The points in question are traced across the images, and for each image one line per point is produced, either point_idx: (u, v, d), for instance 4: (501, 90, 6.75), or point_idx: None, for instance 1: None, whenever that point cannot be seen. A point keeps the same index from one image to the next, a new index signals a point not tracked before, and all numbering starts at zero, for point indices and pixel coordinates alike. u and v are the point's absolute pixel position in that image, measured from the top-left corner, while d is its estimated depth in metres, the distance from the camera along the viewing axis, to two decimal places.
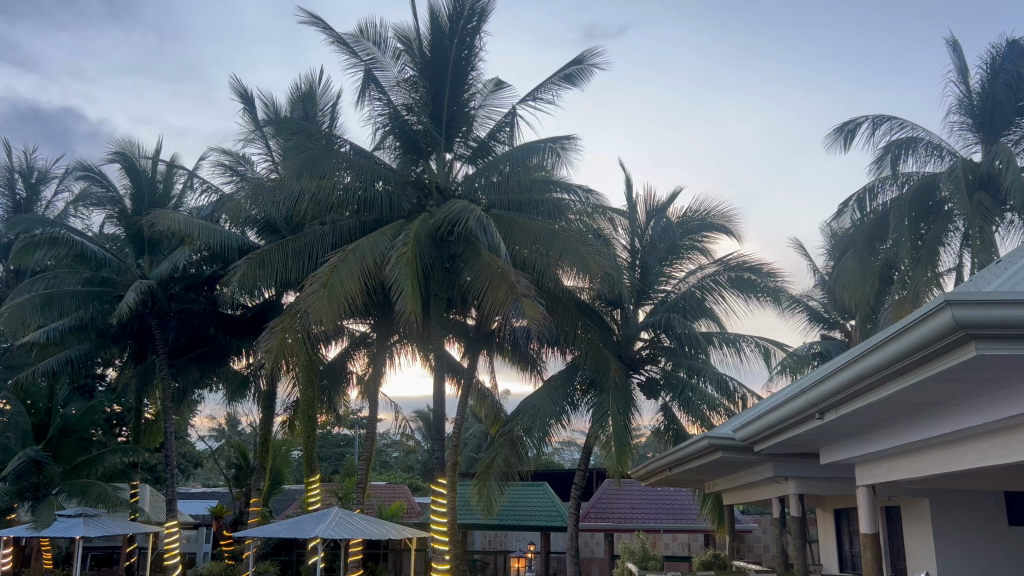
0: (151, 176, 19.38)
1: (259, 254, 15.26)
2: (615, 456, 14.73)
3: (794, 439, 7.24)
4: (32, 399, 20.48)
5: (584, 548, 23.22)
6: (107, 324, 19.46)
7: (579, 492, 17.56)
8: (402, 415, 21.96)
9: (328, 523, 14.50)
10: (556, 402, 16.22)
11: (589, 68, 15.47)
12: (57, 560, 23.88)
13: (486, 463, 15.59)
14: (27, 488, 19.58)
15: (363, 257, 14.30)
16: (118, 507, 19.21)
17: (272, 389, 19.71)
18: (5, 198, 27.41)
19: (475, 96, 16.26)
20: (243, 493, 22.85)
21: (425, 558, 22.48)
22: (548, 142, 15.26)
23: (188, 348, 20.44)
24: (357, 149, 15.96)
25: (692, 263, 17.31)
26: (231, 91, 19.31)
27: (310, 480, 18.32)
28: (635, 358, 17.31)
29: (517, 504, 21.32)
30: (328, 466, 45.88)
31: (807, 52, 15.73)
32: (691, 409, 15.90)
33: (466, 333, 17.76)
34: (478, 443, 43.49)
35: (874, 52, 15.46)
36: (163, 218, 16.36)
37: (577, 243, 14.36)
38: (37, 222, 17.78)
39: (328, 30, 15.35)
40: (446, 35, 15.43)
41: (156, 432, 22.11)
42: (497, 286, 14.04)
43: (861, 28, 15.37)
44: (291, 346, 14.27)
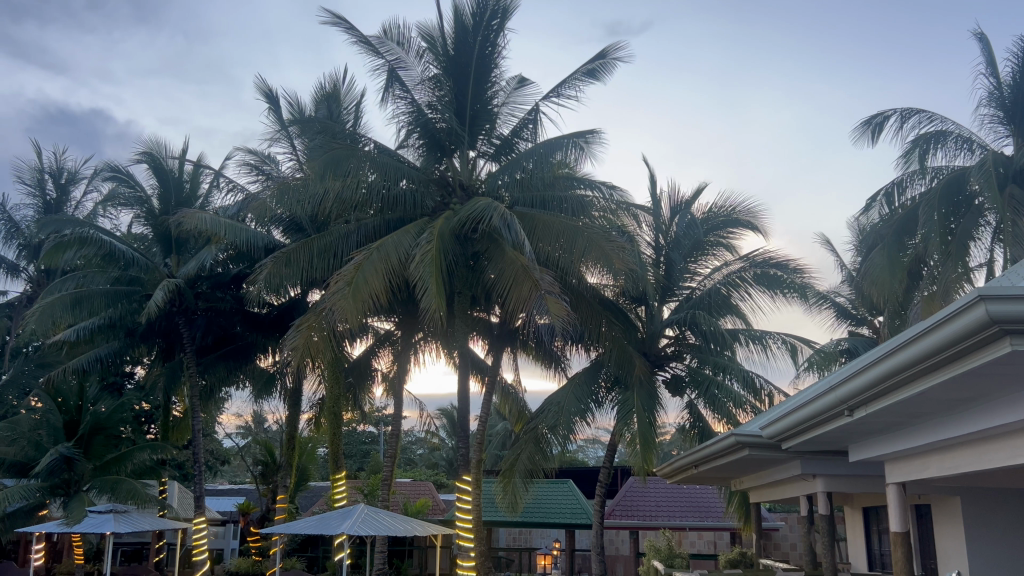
0: (178, 175, 19.60)
1: (285, 253, 15.36)
2: (641, 453, 14.58)
3: (821, 437, 7.16)
4: (62, 398, 20.54)
5: (609, 546, 23.23)
6: (135, 323, 19.71)
7: (605, 490, 17.37)
8: (427, 412, 22.02)
9: (355, 519, 14.59)
10: (580, 399, 16.11)
11: (612, 62, 15.40)
12: (88, 555, 24.26)
13: (511, 460, 15.62)
14: (59, 485, 19.87)
15: (387, 255, 14.34)
16: (147, 504, 19.45)
17: (298, 387, 19.87)
18: (36, 198, 28.40)
19: (498, 93, 16.26)
20: (270, 490, 23.05)
21: (450, 555, 22.54)
22: (572, 137, 15.24)
23: (215, 346, 20.65)
24: (381, 147, 16.04)
25: (718, 259, 17.21)
26: (255, 90, 19.52)
27: (336, 477, 18.42)
28: (659, 355, 17.23)
29: (542, 502, 21.31)
30: (353, 464, 46.29)
31: (821, 47, 15.63)
32: (717, 406, 15.81)
33: (490, 331, 17.71)
34: (503, 441, 43.72)
35: (888, 51, 15.36)
36: (190, 218, 16.53)
37: (600, 240, 14.31)
38: (68, 222, 17.91)
39: (351, 30, 15.41)
40: (469, 33, 15.52)
41: (184, 429, 22.33)
42: (522, 283, 14.06)
43: (870, 28, 15.27)
44: (316, 343, 14.36)
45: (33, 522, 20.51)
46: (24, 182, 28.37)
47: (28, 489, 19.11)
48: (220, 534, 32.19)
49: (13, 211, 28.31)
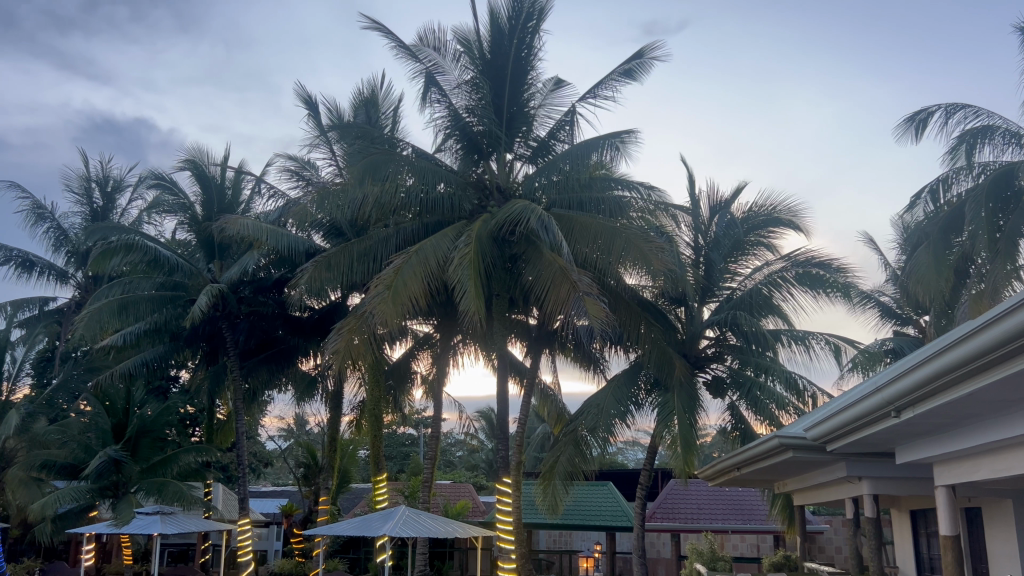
0: (220, 182, 19.91)
1: (325, 257, 15.54)
2: (682, 455, 14.45)
3: (867, 439, 7.04)
4: (109, 401, 21.01)
5: (651, 549, 23.06)
6: (180, 327, 20.05)
7: (646, 492, 17.23)
8: (466, 415, 22.09)
9: (395, 521, 14.68)
10: (620, 401, 16.03)
11: (650, 61, 15.32)
12: (137, 555, 24.76)
13: (551, 462, 15.61)
14: (107, 487, 20.30)
15: (426, 258, 14.42)
16: (193, 505, 19.78)
17: (339, 390, 20.06)
18: (84, 206, 29.02)
19: (534, 95, 16.28)
20: (313, 492, 23.32)
21: (491, 557, 22.59)
22: (608, 138, 15.22)
23: (257, 350, 20.92)
24: (419, 152, 16.15)
25: (759, 259, 17.03)
26: (295, 97, 19.77)
27: (377, 478, 18.53)
28: (700, 356, 17.07)
29: (582, 504, 21.25)
30: (394, 465, 46.68)
31: None
32: (760, 408, 15.66)
33: (529, 333, 17.72)
34: (542, 443, 43.75)
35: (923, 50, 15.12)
36: (233, 224, 16.79)
37: (638, 240, 14.25)
38: (113, 229, 18.29)
39: (389, 35, 15.53)
40: (505, 36, 15.57)
41: (228, 432, 22.65)
42: (560, 285, 14.05)
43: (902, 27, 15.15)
44: (357, 346, 14.48)
45: (83, 523, 20.96)
46: (72, 191, 29.05)
47: (77, 491, 19.55)
48: (264, 535, 32.63)
49: (63, 219, 29.05)
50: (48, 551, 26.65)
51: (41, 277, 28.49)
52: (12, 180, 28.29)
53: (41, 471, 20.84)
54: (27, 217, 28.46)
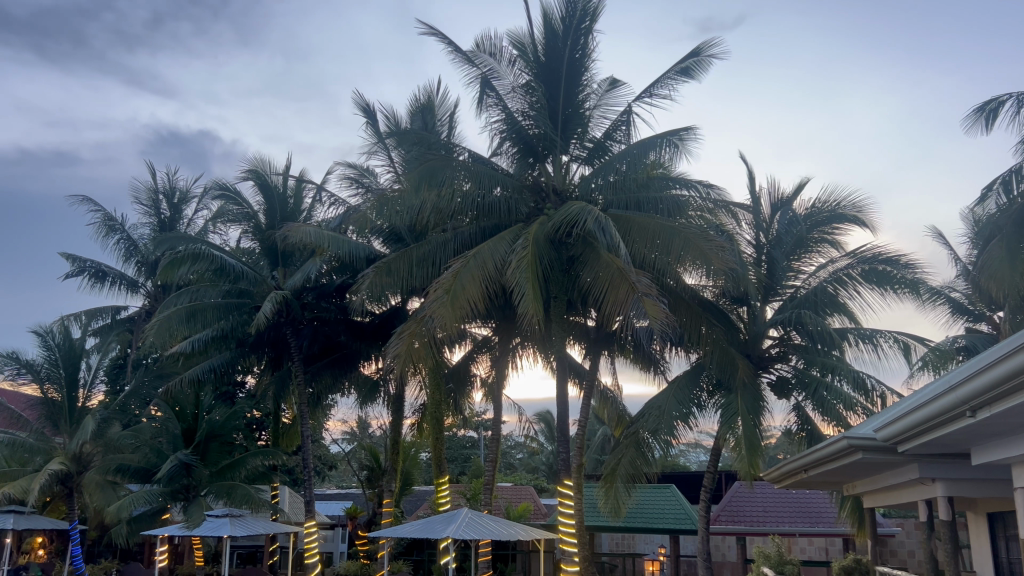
0: (282, 191, 20.34)
1: (385, 263, 15.72)
2: (746, 457, 14.22)
3: (940, 440, 6.84)
4: (179, 407, 21.60)
5: (715, 552, 22.42)
6: (245, 333, 20.52)
7: (710, 494, 16.96)
8: (526, 417, 22.13)
9: (458, 523, 14.71)
10: (682, 402, 15.83)
11: (707, 59, 15.15)
12: (208, 557, 25.42)
13: (612, 464, 15.55)
14: (179, 490, 20.85)
15: (484, 262, 14.49)
16: (261, 508, 20.18)
17: (400, 393, 20.26)
18: (152, 218, 29.90)
19: (590, 96, 16.26)
20: (377, 495, 23.66)
21: (553, 560, 22.58)
22: (665, 136, 15.12)
23: (321, 354, 21.29)
24: (475, 156, 16.24)
25: (823, 256, 16.65)
26: (353, 106, 20.10)
27: (440, 481, 18.64)
28: (763, 357, 16.77)
29: (645, 507, 21.09)
30: (455, 468, 47.05)
31: None
32: (827, 409, 15.31)
33: (587, 334, 17.62)
34: (602, 446, 43.61)
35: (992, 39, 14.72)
36: (296, 232, 17.09)
37: (698, 240, 14.08)
38: (181, 239, 18.84)
39: (445, 41, 15.66)
40: (559, 38, 15.60)
41: (293, 436, 23.09)
42: (619, 286, 13.96)
43: None
44: (418, 350, 14.62)
45: (156, 525, 21.54)
46: (141, 203, 29.98)
47: (151, 493, 20.13)
48: (330, 537, 33.18)
49: (132, 230, 29.99)
50: (124, 552, 27.51)
51: (113, 287, 29.45)
52: (84, 194, 29.32)
53: (116, 475, 21.49)
54: (98, 229, 29.45)
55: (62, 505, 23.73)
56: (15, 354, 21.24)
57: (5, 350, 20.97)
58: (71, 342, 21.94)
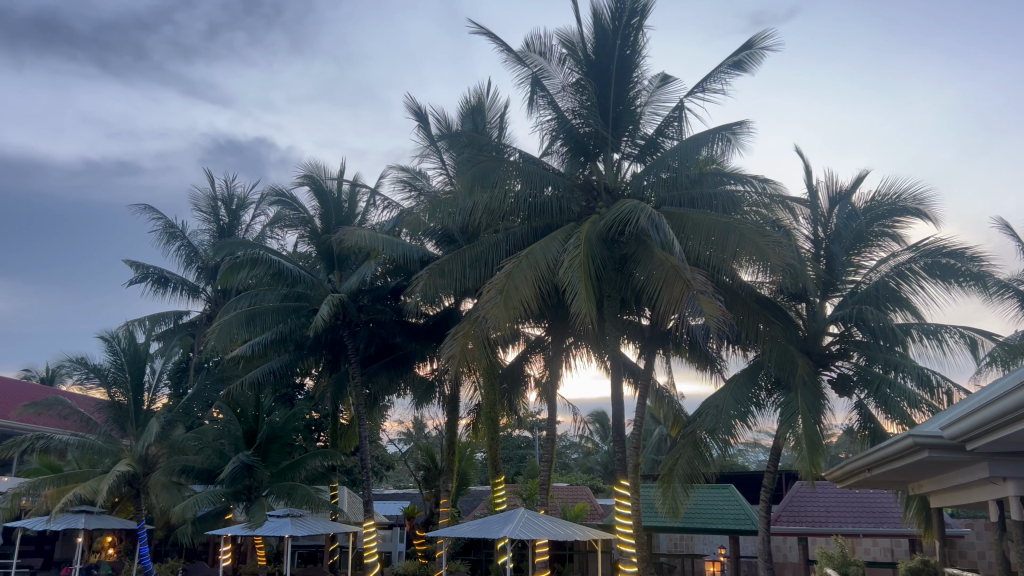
0: (337, 195, 20.66)
1: (438, 265, 15.80)
2: (808, 456, 13.95)
3: (1010, 438, 6.65)
4: (241, 409, 22.05)
5: (776, 552, 21.76)
6: (304, 336, 20.85)
7: (770, 494, 16.65)
8: (580, 417, 22.06)
9: (516, 523, 14.73)
10: (740, 401, 15.59)
11: (760, 52, 14.94)
12: (270, 556, 25.91)
13: (669, 464, 15.41)
14: (241, 491, 21.35)
15: (536, 262, 14.50)
16: (321, 508, 20.48)
17: (455, 394, 20.37)
18: (211, 224, 30.59)
19: (641, 93, 16.20)
20: (434, 494, 23.85)
21: (611, 560, 22.45)
22: (718, 131, 14.95)
23: (377, 356, 21.52)
24: (526, 156, 16.26)
25: (884, 250, 16.30)
26: (405, 109, 20.32)
27: (496, 481, 18.66)
28: (823, 354, 16.47)
29: (704, 507, 20.85)
30: (511, 468, 47.19)
31: None
32: (890, 407, 14.92)
33: (642, 334, 17.47)
34: (659, 446, 43.30)
35: None
36: (350, 235, 17.29)
37: (754, 235, 13.88)
38: (239, 244, 19.25)
39: (496, 41, 15.71)
40: (609, 35, 15.59)
41: (351, 436, 23.40)
42: (674, 283, 13.83)
43: None
44: (472, 351, 14.67)
45: (220, 525, 22.02)
46: (200, 210, 30.71)
47: (215, 494, 20.65)
48: (388, 536, 33.59)
49: (192, 237, 30.72)
50: (189, 551, 28.20)
51: (175, 292, 30.18)
52: (145, 203, 30.12)
53: (180, 476, 22.04)
54: (160, 236, 30.21)
55: (130, 506, 24.43)
56: (83, 359, 21.90)
57: (74, 356, 21.66)
58: (136, 346, 22.52)
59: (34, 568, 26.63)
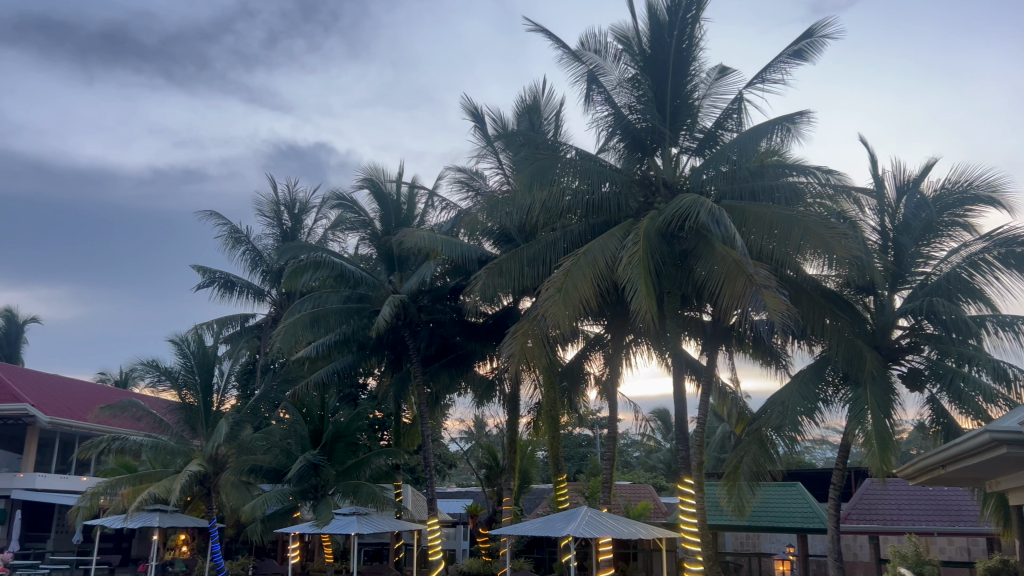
0: (396, 198, 20.92)
1: (496, 264, 15.88)
2: (878, 452, 13.61)
3: None
4: (306, 409, 22.47)
5: (846, 552, 21.21)
6: (366, 336, 21.13)
7: (839, 492, 16.27)
8: (642, 414, 21.91)
9: (578, 522, 14.69)
10: (806, 397, 15.25)
11: (821, 40, 14.61)
12: (337, 554, 26.40)
13: (735, 462, 15.19)
14: (309, 489, 21.72)
15: (595, 259, 14.43)
16: (385, 506, 20.75)
17: (515, 392, 20.41)
18: (275, 228, 31.21)
19: (699, 86, 16.02)
20: (496, 493, 23.97)
21: (675, 558, 22.26)
22: (778, 121, 14.70)
23: (437, 355, 21.66)
24: (583, 153, 16.20)
25: (955, 240, 15.80)
26: (462, 110, 20.44)
27: (559, 480, 18.64)
28: (892, 348, 16.04)
29: (770, 505, 20.55)
30: (572, 466, 47.17)
31: None
32: (964, 402, 14.45)
33: (704, 330, 17.16)
34: (722, 444, 42.85)
35: None
36: (410, 236, 17.46)
37: (818, 227, 13.58)
38: (303, 248, 19.60)
39: (552, 38, 15.69)
40: (665, 29, 15.51)
41: (414, 435, 23.64)
42: (736, 279, 13.61)
43: None
44: (532, 349, 14.67)
45: (288, 524, 22.45)
46: (264, 215, 31.37)
47: (282, 493, 21.06)
48: (452, 534, 33.92)
49: (257, 241, 31.39)
50: (259, 548, 28.86)
51: (241, 296, 30.88)
52: (211, 209, 30.88)
53: (249, 475, 22.56)
54: (226, 241, 30.93)
55: (202, 505, 25.11)
56: (155, 363, 22.54)
57: (146, 359, 22.32)
58: (205, 349, 23.10)
59: (113, 564, 27.56)
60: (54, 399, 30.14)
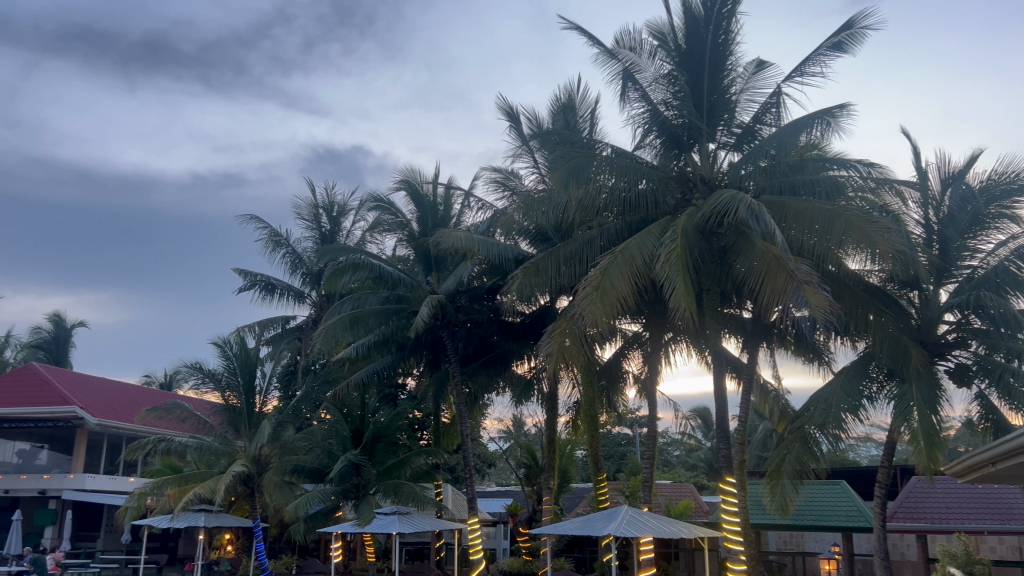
0: (433, 199, 21.02)
1: (533, 263, 15.87)
2: (925, 450, 13.37)
3: None
4: (347, 409, 22.68)
5: (893, 551, 20.87)
6: (405, 337, 21.26)
7: (885, 490, 16.00)
8: (682, 413, 21.74)
9: (619, 521, 14.62)
10: (850, 394, 14.99)
11: (862, 32, 14.37)
12: (379, 553, 26.61)
13: (777, 460, 14.99)
14: (350, 489, 21.92)
15: (632, 257, 14.35)
16: (426, 506, 20.86)
17: (554, 392, 20.39)
18: (314, 231, 31.54)
19: (736, 81, 15.86)
20: (536, 492, 23.96)
21: (718, 558, 22.05)
22: (818, 115, 14.50)
23: (476, 355, 21.71)
24: (619, 151, 16.13)
25: (1002, 233, 15.44)
26: (497, 110, 20.47)
27: (598, 479, 18.57)
28: (939, 343, 15.73)
29: (814, 503, 20.28)
30: (612, 465, 47.03)
31: None
32: (1014, 397, 14.12)
33: (744, 327, 16.90)
34: (763, 443, 42.42)
35: None
36: (447, 237, 17.51)
37: (861, 221, 13.36)
38: (341, 250, 19.76)
39: (586, 36, 15.64)
40: (700, 24, 15.38)
41: (453, 435, 23.73)
42: (777, 275, 13.44)
43: None
44: (570, 348, 14.62)
45: (330, 523, 22.67)
46: (303, 218, 31.72)
47: (324, 492, 21.26)
48: (492, 533, 34.01)
49: (296, 244, 31.74)
50: (302, 547, 29.20)
51: (282, 298, 31.25)
52: (251, 213, 31.30)
53: (292, 475, 22.81)
54: (266, 244, 31.33)
55: (246, 505, 25.46)
56: (199, 365, 22.91)
57: (190, 361, 22.70)
58: (247, 351, 23.42)
59: (160, 563, 28.08)
60: (101, 401, 30.79)
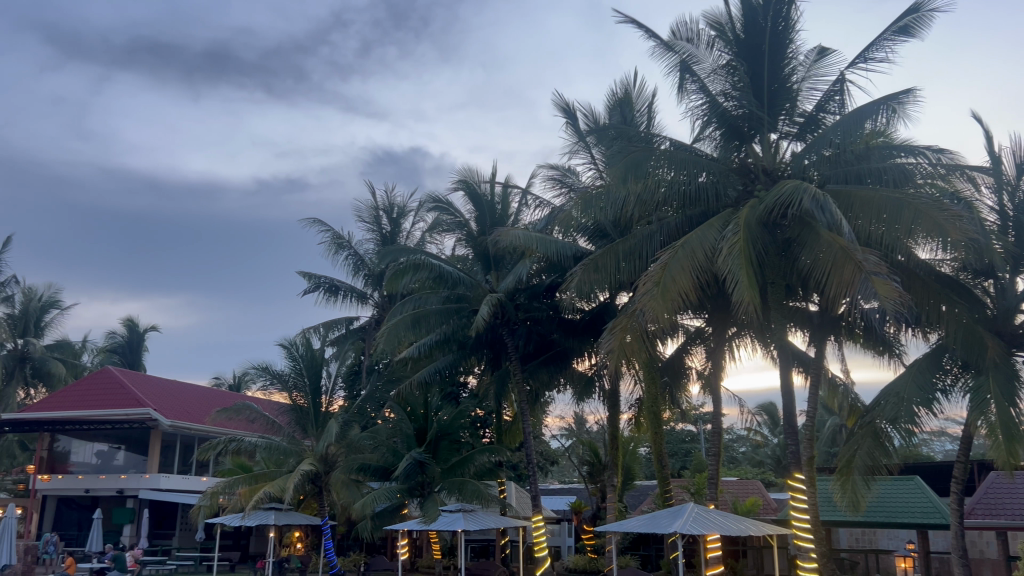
0: (491, 198, 21.11)
1: (592, 259, 15.78)
2: (1003, 444, 12.95)
3: None
4: (410, 408, 22.93)
5: (972, 548, 20.29)
6: (466, 335, 21.39)
7: (961, 486, 15.51)
8: (747, 408, 21.41)
9: (685, 518, 14.50)
10: (923, 387, 14.55)
11: (929, 14, 13.95)
12: (446, 550, 26.86)
13: (848, 456, 14.64)
14: (415, 487, 22.16)
15: (693, 251, 14.17)
16: (490, 503, 20.96)
17: (616, 388, 20.30)
18: (374, 232, 31.93)
19: (797, 69, 15.54)
20: (599, 489, 23.86)
21: (787, 556, 21.69)
22: (883, 101, 14.09)
23: (537, 353, 21.71)
24: (677, 144, 15.95)
25: None
26: (554, 107, 20.44)
27: (663, 476, 18.45)
28: (1016, 334, 15.17)
29: (886, 500, 19.79)
30: (677, 462, 46.65)
31: None
32: None
33: (811, 320, 16.59)
34: (831, 438, 41.61)
35: None
36: (506, 235, 17.55)
37: (932, 210, 12.98)
38: (401, 251, 19.96)
39: (642, 28, 15.50)
40: (759, 12, 15.11)
41: (516, 433, 23.77)
42: (844, 266, 13.14)
43: None
44: (631, 344, 14.52)
45: (397, 521, 22.94)
46: (364, 220, 32.14)
47: (390, 491, 21.52)
48: (557, 531, 34.02)
49: (358, 246, 32.16)
50: (370, 546, 29.65)
51: (345, 300, 31.73)
52: (314, 217, 31.83)
53: (358, 474, 23.16)
54: (329, 247, 31.85)
55: (314, 503, 25.97)
56: (266, 366, 23.41)
57: (258, 363, 23.22)
58: (312, 352, 23.85)
59: (233, 560, 28.82)
60: (174, 403, 31.75)
